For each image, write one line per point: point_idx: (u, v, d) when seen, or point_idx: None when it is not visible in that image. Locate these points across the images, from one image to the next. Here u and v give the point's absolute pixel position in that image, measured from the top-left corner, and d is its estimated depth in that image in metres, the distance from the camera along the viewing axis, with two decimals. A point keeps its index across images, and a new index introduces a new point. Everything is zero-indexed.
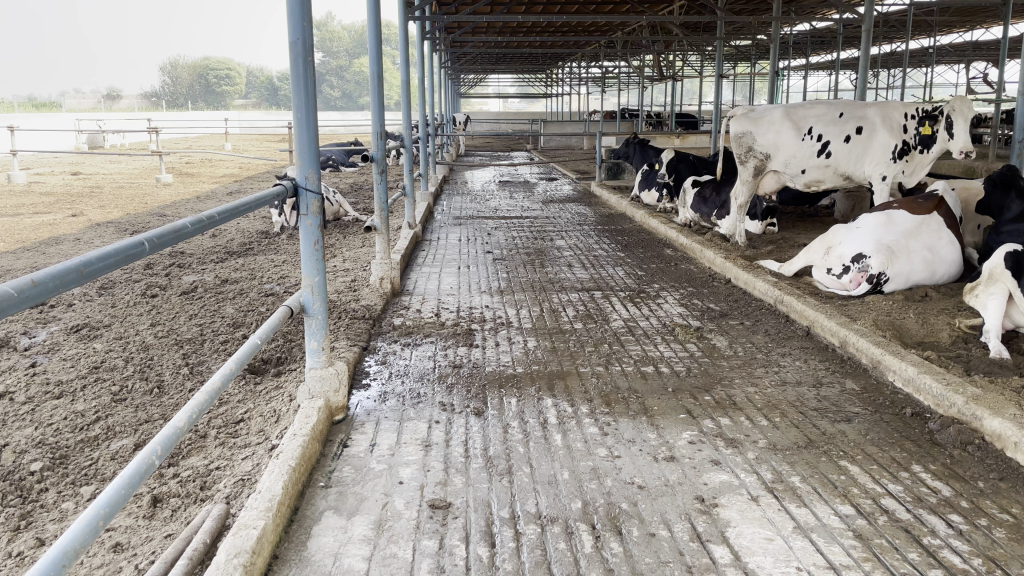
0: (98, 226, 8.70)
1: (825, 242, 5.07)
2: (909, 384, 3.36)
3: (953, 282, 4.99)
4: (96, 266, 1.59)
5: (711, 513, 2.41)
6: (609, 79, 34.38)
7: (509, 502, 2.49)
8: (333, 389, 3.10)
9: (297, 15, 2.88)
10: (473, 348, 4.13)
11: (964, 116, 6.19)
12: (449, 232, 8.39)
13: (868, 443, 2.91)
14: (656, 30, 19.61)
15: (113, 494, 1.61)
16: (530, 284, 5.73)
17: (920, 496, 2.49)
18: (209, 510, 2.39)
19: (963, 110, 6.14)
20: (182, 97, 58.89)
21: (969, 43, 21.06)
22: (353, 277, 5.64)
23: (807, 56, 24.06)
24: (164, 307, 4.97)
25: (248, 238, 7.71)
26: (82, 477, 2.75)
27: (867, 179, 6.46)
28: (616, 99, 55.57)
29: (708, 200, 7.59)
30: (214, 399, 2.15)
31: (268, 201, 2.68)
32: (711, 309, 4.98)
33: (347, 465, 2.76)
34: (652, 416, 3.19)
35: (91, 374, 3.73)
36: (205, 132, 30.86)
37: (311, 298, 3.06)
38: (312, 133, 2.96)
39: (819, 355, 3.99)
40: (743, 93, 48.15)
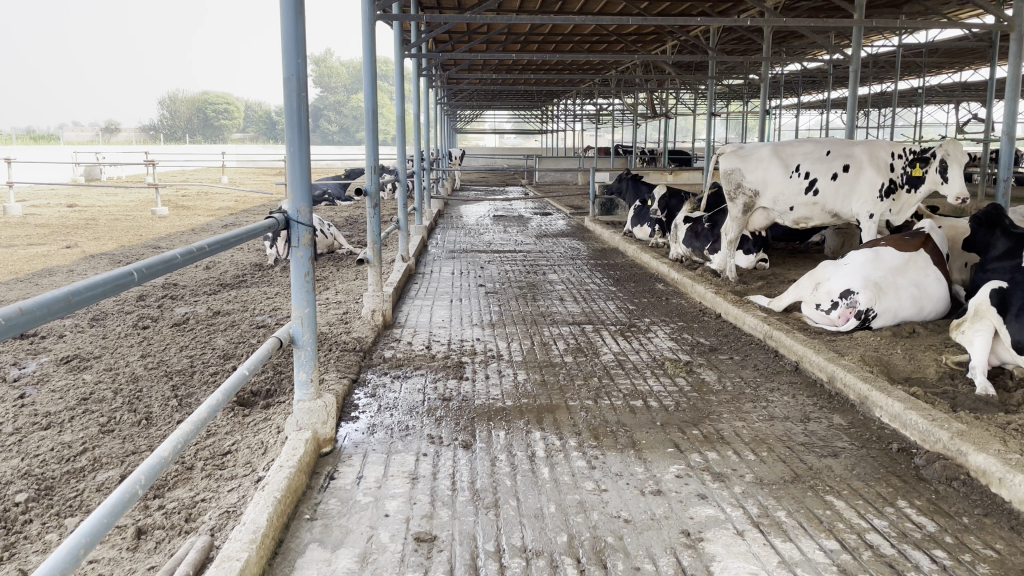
0: (92, 257, 8.73)
1: (813, 278, 5.11)
2: (896, 420, 3.38)
3: (940, 319, 5.03)
4: (83, 295, 1.61)
5: (696, 547, 2.41)
6: (603, 117, 34.78)
7: (495, 535, 2.49)
8: (321, 421, 3.11)
9: (292, 51, 2.94)
10: (463, 381, 4.13)
11: (958, 160, 6.21)
12: (442, 265, 8.43)
13: (854, 478, 2.92)
14: (649, 68, 19.91)
15: (94, 523, 1.62)
16: (522, 318, 5.75)
17: (904, 531, 2.50)
18: (192, 542, 2.37)
19: (956, 154, 6.17)
20: (180, 131, 59.36)
21: (958, 84, 21.43)
22: (345, 309, 5.66)
23: (799, 95, 24.41)
24: (155, 339, 4.97)
25: (242, 270, 7.74)
26: (66, 508, 2.74)
27: (855, 217, 6.52)
28: (611, 136, 56.23)
29: (699, 235, 7.65)
30: (198, 430, 2.16)
31: (259, 233, 2.71)
32: (701, 343, 5.00)
33: (333, 498, 2.75)
34: (640, 450, 3.19)
35: (80, 405, 3.72)
36: (202, 166, 31.08)
37: (300, 330, 3.08)
38: (305, 167, 3.00)
39: (807, 390, 4.01)
40: (736, 131, 48.76)
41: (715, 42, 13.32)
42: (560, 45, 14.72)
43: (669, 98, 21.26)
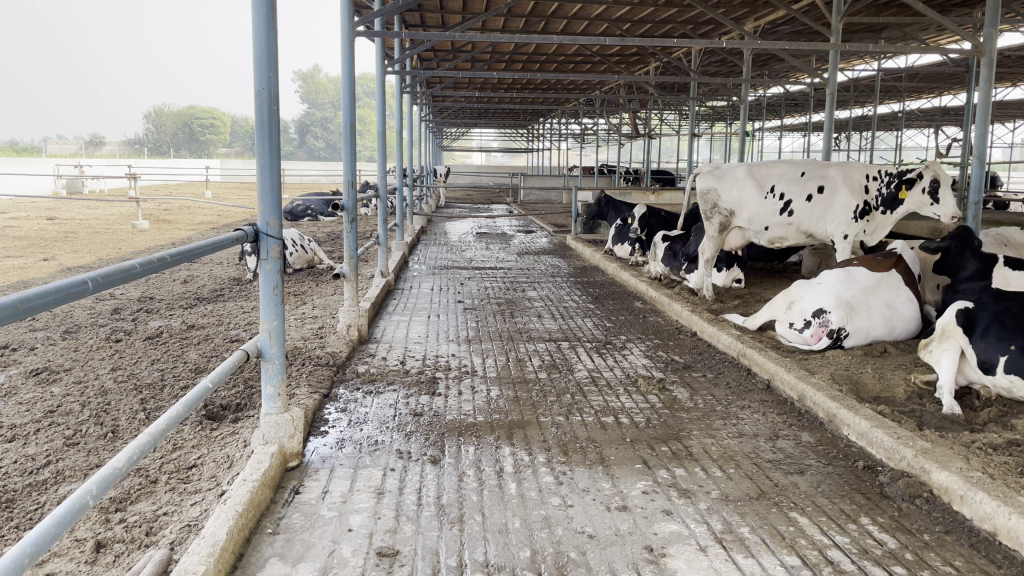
0: (69, 270, 8.68)
1: (787, 296, 5.16)
2: (863, 437, 3.40)
3: (911, 338, 5.09)
4: (35, 302, 1.58)
5: (659, 563, 2.41)
6: (588, 136, 35.07)
7: (458, 550, 2.48)
8: (287, 435, 3.09)
9: (263, 66, 2.95)
10: (436, 396, 4.13)
11: (946, 184, 6.43)
12: (422, 281, 8.43)
13: (819, 495, 2.93)
14: (633, 90, 20.09)
15: (42, 531, 1.60)
16: (498, 334, 5.75)
17: (866, 547, 2.51)
18: (151, 556, 2.35)
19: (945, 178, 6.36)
20: (166, 145, 59.24)
21: (939, 108, 21.71)
22: (320, 325, 5.64)
23: (780, 119, 24.71)
24: (127, 352, 4.93)
25: (220, 284, 7.71)
26: (26, 521, 2.70)
27: (829, 237, 6.59)
28: (597, 155, 56.64)
29: (678, 254, 7.70)
30: (156, 441, 2.14)
31: (226, 245, 2.71)
32: (675, 361, 5.03)
33: (297, 512, 2.73)
34: (608, 466, 3.20)
35: (46, 418, 3.68)
36: (186, 179, 30.96)
37: (268, 343, 3.07)
38: (275, 181, 3.01)
39: (777, 408, 4.03)
40: (721, 152, 49.34)
41: (698, 64, 13.45)
42: (543, 65, 14.82)
43: (654, 119, 21.43)
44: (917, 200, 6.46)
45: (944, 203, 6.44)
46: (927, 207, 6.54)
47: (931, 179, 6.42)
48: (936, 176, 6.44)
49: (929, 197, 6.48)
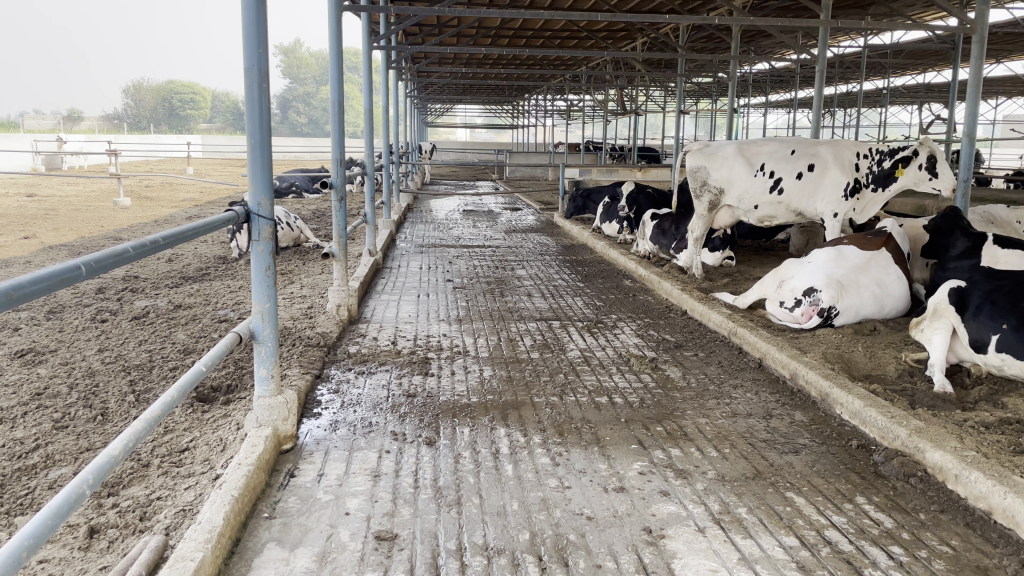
0: (50, 248, 8.56)
1: (778, 275, 5.16)
2: (856, 416, 3.41)
3: (900, 317, 5.11)
4: (27, 289, 1.53)
5: (658, 545, 2.41)
6: (574, 113, 34.89)
7: (456, 533, 2.47)
8: (281, 418, 3.06)
9: (253, 42, 2.87)
10: (429, 376, 4.11)
11: (943, 159, 6.51)
12: (410, 260, 8.37)
13: (814, 475, 2.95)
14: (619, 65, 19.96)
15: (39, 523, 1.56)
16: (489, 313, 5.73)
17: (862, 527, 2.52)
18: (146, 542, 2.32)
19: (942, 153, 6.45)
20: (145, 120, 58.40)
21: (923, 85, 21.76)
22: (309, 304, 5.59)
23: (766, 96, 24.66)
24: (113, 332, 4.87)
25: (205, 263, 7.62)
26: (17, 507, 2.66)
27: (818, 216, 6.57)
28: (582, 132, 56.46)
29: (667, 232, 7.68)
30: (152, 427, 2.11)
31: (218, 226, 2.65)
32: (667, 340, 5.03)
33: (293, 496, 2.71)
34: (604, 447, 3.19)
35: (33, 400, 3.63)
36: (167, 156, 30.54)
37: (261, 325, 3.02)
38: (266, 160, 2.95)
39: (769, 387, 4.05)
40: (706, 129, 49.34)
41: (685, 40, 13.35)
42: (530, 40, 14.66)
43: (639, 95, 21.31)
44: (914, 176, 6.51)
45: (942, 176, 6.50)
46: (925, 183, 6.60)
47: (927, 155, 6.51)
48: (931, 152, 6.53)
49: (927, 172, 6.55)
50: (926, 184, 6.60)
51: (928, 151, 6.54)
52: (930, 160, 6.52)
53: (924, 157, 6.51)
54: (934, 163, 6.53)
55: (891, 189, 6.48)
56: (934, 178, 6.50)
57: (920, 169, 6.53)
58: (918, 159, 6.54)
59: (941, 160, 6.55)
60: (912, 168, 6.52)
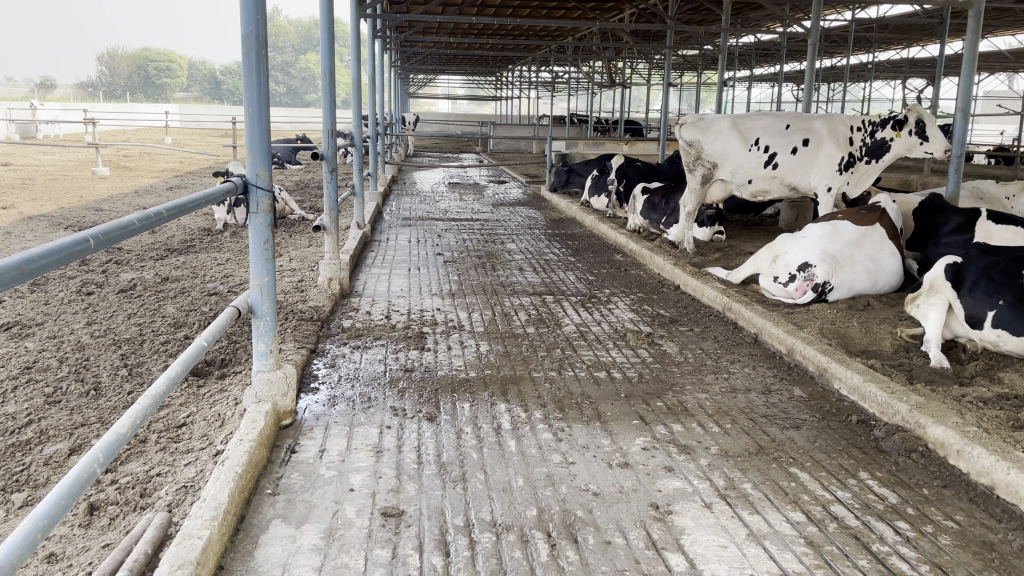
0: (30, 218, 8.39)
1: (772, 250, 5.15)
2: (854, 392, 3.43)
3: (892, 292, 5.13)
4: (37, 263, 1.48)
5: (666, 520, 2.41)
6: (559, 86, 34.65)
7: (463, 509, 2.45)
8: (281, 393, 3.02)
9: (250, 7, 2.79)
10: (425, 351, 4.08)
11: (931, 122, 6.61)
12: (398, 233, 8.30)
13: (816, 450, 2.96)
14: (605, 37, 19.77)
15: (52, 504, 1.52)
16: (482, 288, 5.69)
17: (867, 502, 2.54)
18: (150, 519, 2.28)
19: (931, 117, 6.54)
20: (121, 89, 57.38)
21: (906, 60, 21.78)
22: (300, 277, 5.52)
23: (751, 69, 24.57)
24: (101, 305, 4.78)
25: (190, 235, 7.50)
26: (12, 483, 2.60)
27: (812, 190, 6.57)
28: (564, 105, 56.21)
29: (657, 206, 7.65)
30: (159, 403, 2.07)
31: (218, 198, 2.59)
32: (661, 315, 5.03)
33: (296, 472, 2.68)
34: (606, 422, 3.18)
35: (22, 374, 3.55)
36: (144, 125, 30.01)
37: (259, 299, 2.97)
38: (264, 129, 2.87)
39: (766, 362, 4.05)
40: (689, 102, 49.23)
41: (674, 11, 13.20)
42: (516, 11, 14.49)
43: (625, 68, 21.14)
44: (906, 142, 6.57)
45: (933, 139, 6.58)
46: (917, 148, 6.67)
47: (916, 120, 6.59)
48: (920, 116, 6.62)
49: (918, 137, 6.62)
50: (917, 150, 6.66)
51: (915, 118, 6.62)
52: (919, 126, 6.60)
53: (913, 124, 6.58)
54: (923, 128, 6.61)
55: (886, 159, 6.54)
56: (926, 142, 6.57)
57: (911, 135, 6.59)
58: (908, 126, 6.61)
59: (929, 124, 6.63)
60: (903, 135, 6.58)
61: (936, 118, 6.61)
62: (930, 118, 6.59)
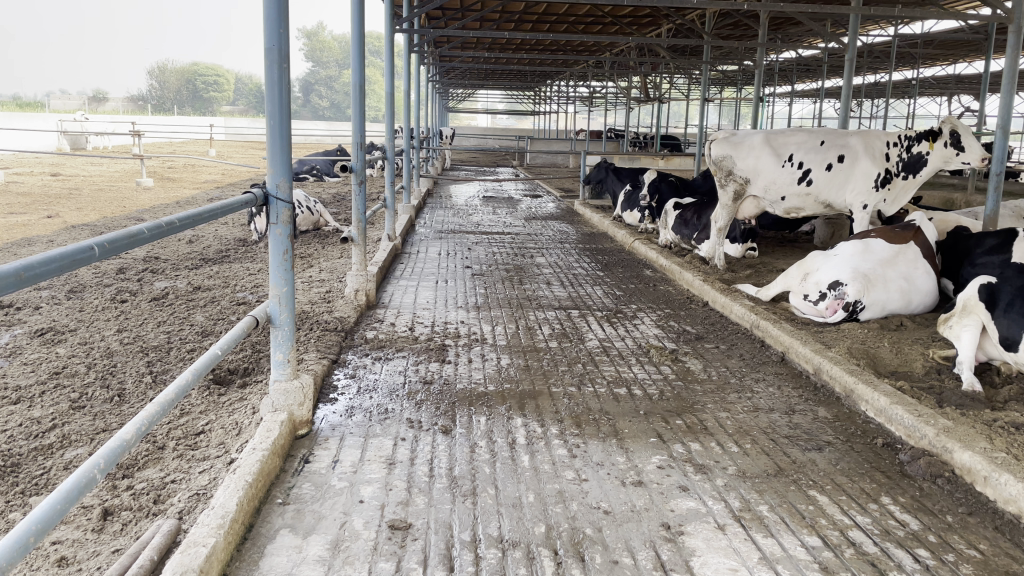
0: (74, 227, 8.62)
1: (803, 268, 5.05)
2: (881, 414, 3.34)
3: (927, 313, 5.00)
4: (38, 270, 1.50)
5: (676, 541, 2.36)
6: (597, 102, 34.71)
7: (471, 524, 2.43)
8: (297, 403, 3.04)
9: (273, 21, 2.82)
10: (446, 363, 4.08)
11: (966, 132, 6.47)
12: (429, 245, 8.34)
13: (838, 473, 2.88)
14: (643, 52, 19.75)
15: (48, 508, 1.54)
16: (507, 301, 5.68)
17: (888, 528, 2.47)
18: (159, 526, 2.30)
19: (966, 127, 6.41)
20: (169, 102, 58.90)
21: (952, 76, 21.36)
22: (327, 288, 5.58)
23: (792, 85, 24.34)
24: (133, 313, 4.88)
25: (225, 245, 7.62)
26: (32, 487, 2.65)
27: (847, 208, 6.46)
28: (602, 120, 56.46)
29: (688, 222, 7.55)
30: (166, 411, 2.09)
31: (236, 209, 2.61)
32: (687, 331, 4.96)
33: (307, 482, 2.69)
34: (623, 439, 3.14)
35: (51, 379, 3.64)
36: (190, 138, 30.75)
37: (277, 309, 2.99)
38: (285, 142, 2.90)
39: (792, 381, 3.97)
40: (730, 117, 48.95)
41: (712, 26, 13.07)
42: (553, 25, 14.52)
43: (663, 83, 21.07)
44: (942, 154, 6.45)
45: (969, 149, 6.45)
46: (953, 159, 6.55)
47: (950, 131, 6.46)
48: (954, 128, 6.49)
49: (953, 148, 6.49)
50: (954, 161, 6.54)
51: (949, 129, 6.50)
52: (954, 138, 6.48)
53: (947, 135, 6.47)
54: (958, 139, 6.49)
55: (923, 174, 6.43)
56: (962, 153, 6.44)
57: (946, 147, 6.47)
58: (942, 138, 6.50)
59: (964, 134, 6.50)
60: (938, 148, 6.45)
61: (971, 128, 6.49)
62: (964, 128, 6.48)
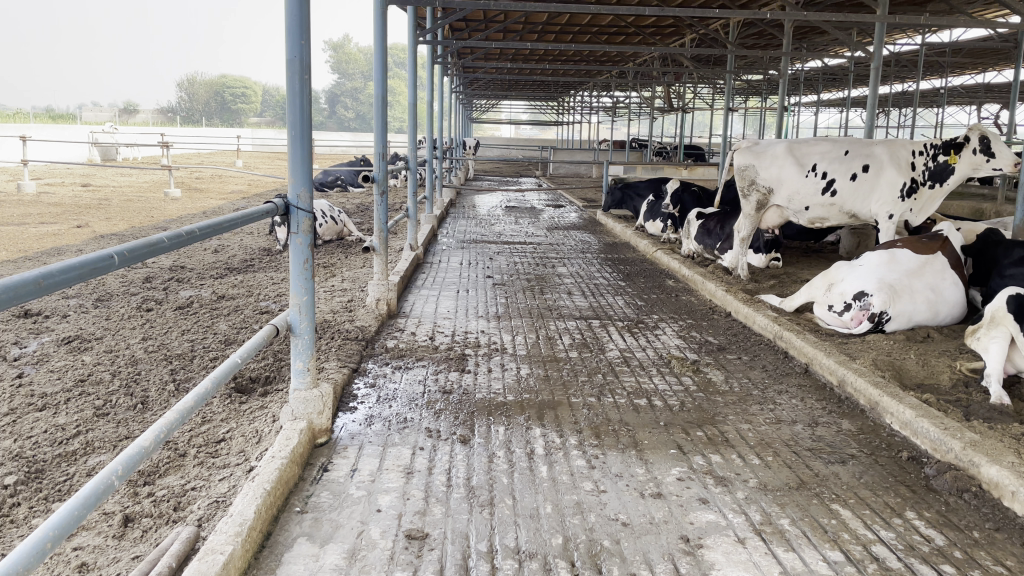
0: (102, 238, 8.75)
1: (827, 278, 5.00)
2: (906, 427, 3.29)
3: (955, 324, 4.92)
4: (58, 278, 1.52)
5: (695, 554, 2.33)
6: (621, 112, 34.64)
7: (488, 535, 2.42)
8: (316, 411, 3.05)
9: (295, 32, 2.85)
10: (465, 373, 4.08)
11: (996, 138, 6.36)
12: (451, 255, 8.36)
13: (861, 486, 2.84)
14: (666, 62, 19.72)
15: (66, 514, 1.55)
16: (528, 311, 5.67)
17: (912, 544, 2.43)
18: (179, 532, 2.32)
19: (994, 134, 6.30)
20: (197, 114, 59.71)
21: (982, 84, 21.07)
22: (349, 298, 5.61)
23: (818, 95, 24.15)
24: (157, 321, 4.94)
25: (250, 255, 7.70)
26: (55, 493, 2.69)
27: (873, 218, 6.37)
28: (627, 130, 56.47)
29: (712, 232, 7.50)
30: (185, 418, 2.11)
31: (257, 218, 2.64)
32: (709, 342, 4.91)
33: (326, 490, 2.70)
34: (642, 451, 3.11)
35: (76, 387, 3.68)
36: (217, 149, 31.15)
37: (298, 318, 3.01)
38: (306, 152, 2.93)
39: (815, 393, 3.92)
40: (756, 128, 48.67)
41: (736, 36, 12.99)
42: (576, 36, 14.52)
43: (687, 93, 21.01)
44: (970, 162, 6.36)
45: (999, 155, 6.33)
46: (982, 166, 6.43)
47: (979, 138, 6.35)
48: (982, 134, 6.39)
49: (982, 155, 6.39)
50: (984, 168, 6.43)
51: (978, 135, 6.40)
52: (983, 144, 6.37)
53: (976, 142, 6.36)
54: (987, 145, 6.37)
55: (950, 182, 6.32)
56: (992, 159, 6.33)
57: (974, 153, 6.37)
58: (970, 145, 6.40)
59: (993, 140, 6.39)
60: (967, 155, 6.36)
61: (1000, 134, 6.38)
62: (992, 135, 6.38)
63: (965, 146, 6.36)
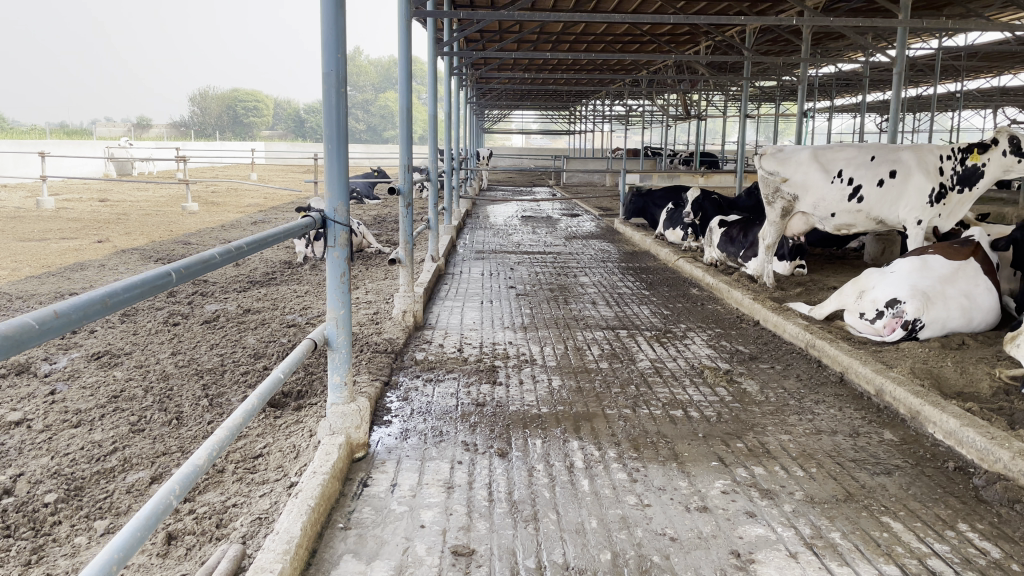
0: (123, 252, 8.77)
1: (858, 285, 4.94)
2: (950, 437, 3.23)
3: (990, 330, 4.85)
4: (121, 296, 1.52)
5: (748, 570, 2.29)
6: (633, 120, 34.61)
7: (535, 550, 2.39)
8: (354, 425, 3.04)
9: (332, 46, 2.85)
10: (497, 385, 4.04)
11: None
12: (471, 266, 8.34)
13: (910, 498, 2.79)
14: (679, 70, 19.71)
15: (128, 535, 1.54)
16: (554, 321, 5.65)
17: (968, 557, 2.38)
18: (225, 551, 2.30)
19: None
20: (210, 127, 60.15)
21: (997, 88, 20.92)
22: (375, 310, 5.60)
23: (831, 101, 24.06)
24: (185, 336, 4.94)
25: (271, 267, 7.72)
26: (96, 510, 2.67)
27: (901, 223, 6.32)
28: (637, 137, 56.55)
29: (734, 240, 7.45)
30: (235, 435, 2.09)
31: (297, 232, 2.62)
32: (740, 351, 4.86)
33: (367, 506, 2.67)
34: (683, 463, 3.07)
35: (109, 403, 3.67)
36: (231, 164, 31.37)
37: (335, 332, 2.99)
38: (343, 164, 2.91)
39: (853, 403, 3.86)
40: (767, 134, 48.62)
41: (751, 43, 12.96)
42: (590, 45, 14.50)
43: (701, 101, 20.93)
44: (1001, 164, 6.31)
45: None
46: (1014, 167, 6.39)
47: (1008, 140, 6.31)
48: (1012, 136, 6.34)
49: (1013, 156, 6.35)
50: (1016, 168, 6.40)
51: (1007, 137, 6.35)
52: (1014, 145, 6.33)
53: (1005, 144, 6.32)
54: (1017, 146, 6.33)
55: (979, 186, 6.26)
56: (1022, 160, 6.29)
57: (1005, 155, 6.33)
58: (999, 146, 6.34)
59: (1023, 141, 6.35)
60: (996, 157, 6.32)
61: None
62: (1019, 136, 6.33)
63: (994, 148, 6.31)
